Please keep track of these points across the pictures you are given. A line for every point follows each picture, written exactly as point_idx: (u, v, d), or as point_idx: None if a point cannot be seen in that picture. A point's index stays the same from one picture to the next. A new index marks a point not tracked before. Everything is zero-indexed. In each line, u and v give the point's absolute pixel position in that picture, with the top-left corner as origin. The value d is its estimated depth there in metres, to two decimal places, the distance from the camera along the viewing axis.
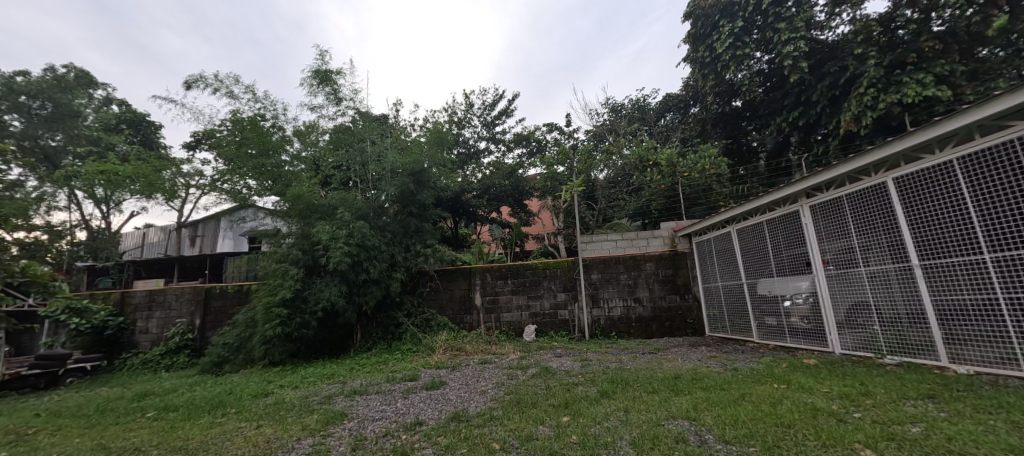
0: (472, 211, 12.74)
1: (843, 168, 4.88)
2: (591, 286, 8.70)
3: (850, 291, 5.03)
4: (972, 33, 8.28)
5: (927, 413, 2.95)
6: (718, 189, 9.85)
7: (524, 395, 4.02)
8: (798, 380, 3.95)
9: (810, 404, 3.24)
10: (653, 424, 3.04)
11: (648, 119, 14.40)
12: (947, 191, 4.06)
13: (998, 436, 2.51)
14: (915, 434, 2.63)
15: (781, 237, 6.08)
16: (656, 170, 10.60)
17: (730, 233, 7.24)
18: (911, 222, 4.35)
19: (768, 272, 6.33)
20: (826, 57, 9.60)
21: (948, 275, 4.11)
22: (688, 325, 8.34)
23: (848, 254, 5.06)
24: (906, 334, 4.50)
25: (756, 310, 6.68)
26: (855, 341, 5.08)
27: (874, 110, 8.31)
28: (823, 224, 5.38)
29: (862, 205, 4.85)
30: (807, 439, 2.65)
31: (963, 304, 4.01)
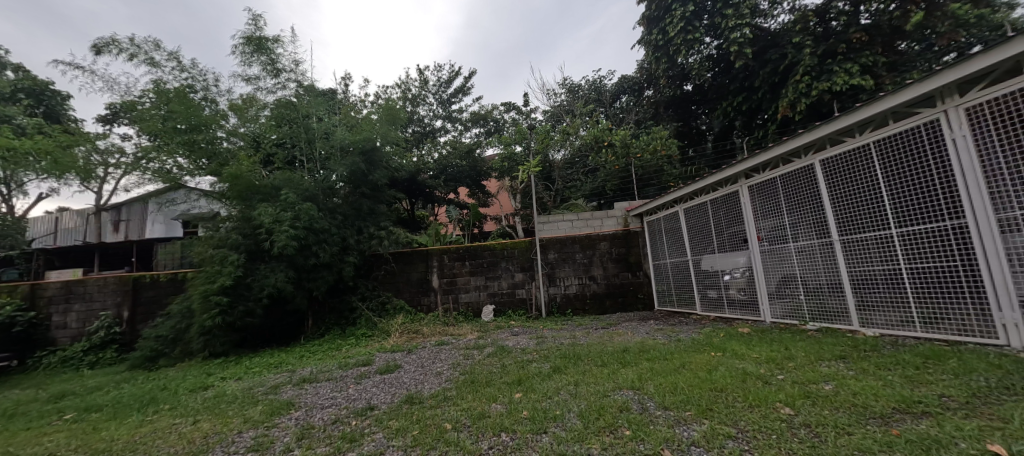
0: (428, 192, 12.49)
1: (778, 149, 5.27)
2: (548, 265, 8.87)
3: (782, 264, 5.50)
4: (894, 27, 9.00)
5: (839, 373, 3.29)
6: (668, 170, 10.31)
7: (479, 374, 4.09)
8: (732, 348, 4.30)
9: (741, 369, 3.52)
10: (600, 395, 3.19)
11: (604, 100, 14.52)
12: (863, 172, 4.46)
13: (894, 389, 2.85)
14: (827, 391, 2.93)
15: (722, 216, 6.48)
16: (610, 151, 10.87)
17: (678, 213, 7.62)
18: (833, 200, 4.78)
19: (711, 248, 6.75)
20: (768, 45, 10.10)
21: (861, 249, 4.56)
22: (639, 300, 8.76)
23: (781, 231, 5.49)
24: (826, 302, 4.99)
25: (700, 285, 7.14)
26: (783, 309, 5.60)
27: (808, 96, 8.92)
28: (759, 203, 5.80)
29: (793, 185, 5.27)
30: (736, 401, 2.88)
31: (874, 274, 4.47)
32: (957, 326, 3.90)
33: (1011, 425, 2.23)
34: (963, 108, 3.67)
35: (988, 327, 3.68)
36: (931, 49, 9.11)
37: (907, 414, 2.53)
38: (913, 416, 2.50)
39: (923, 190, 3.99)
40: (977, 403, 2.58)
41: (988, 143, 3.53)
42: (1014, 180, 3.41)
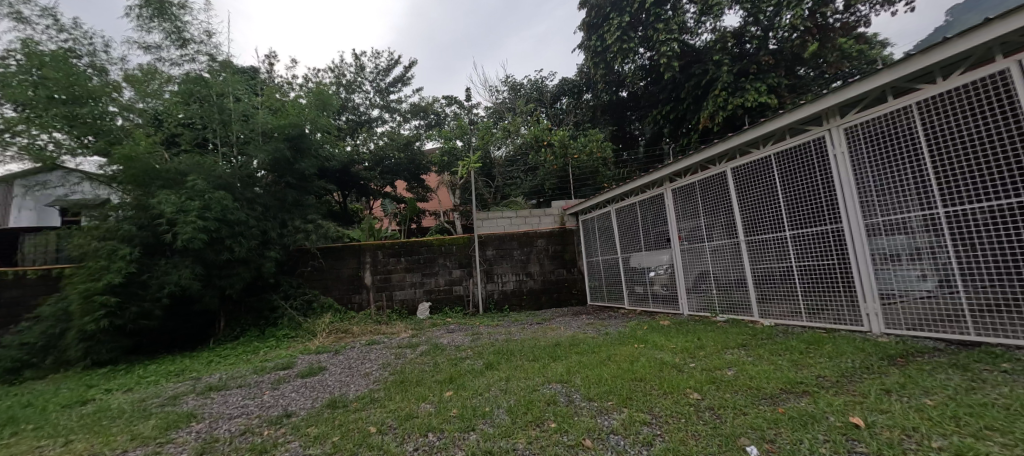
0: (362, 184, 11.93)
1: (698, 157, 5.79)
2: (486, 262, 8.87)
3: (698, 261, 6.05)
4: (795, 53, 10.09)
5: (740, 359, 3.66)
6: (603, 172, 10.76)
7: (410, 373, 4.00)
8: (652, 339, 4.61)
9: (660, 359, 3.79)
10: (529, 390, 3.26)
11: (545, 100, 14.81)
12: (765, 180, 5.05)
13: (784, 372, 3.24)
14: (731, 377, 3.24)
15: (649, 217, 6.96)
16: (549, 151, 11.14)
17: (610, 213, 8.02)
18: (742, 204, 5.35)
19: (638, 246, 7.23)
20: (693, 60, 10.92)
21: (762, 248, 5.13)
22: (573, 296, 9.08)
23: (698, 231, 6.04)
24: (734, 295, 5.56)
25: (628, 280, 7.58)
26: (698, 303, 6.15)
27: (724, 110, 9.79)
28: (681, 205, 6.34)
29: (710, 190, 5.83)
30: (653, 389, 3.10)
31: (771, 271, 5.05)
32: (832, 316, 4.50)
33: (869, 399, 2.62)
34: (843, 128, 4.26)
35: (855, 317, 4.28)
36: (823, 76, 10.42)
37: (791, 394, 2.88)
38: (796, 394, 2.86)
39: (810, 198, 4.58)
40: (844, 382, 3.00)
41: (859, 159, 4.13)
42: (876, 191, 4.01)
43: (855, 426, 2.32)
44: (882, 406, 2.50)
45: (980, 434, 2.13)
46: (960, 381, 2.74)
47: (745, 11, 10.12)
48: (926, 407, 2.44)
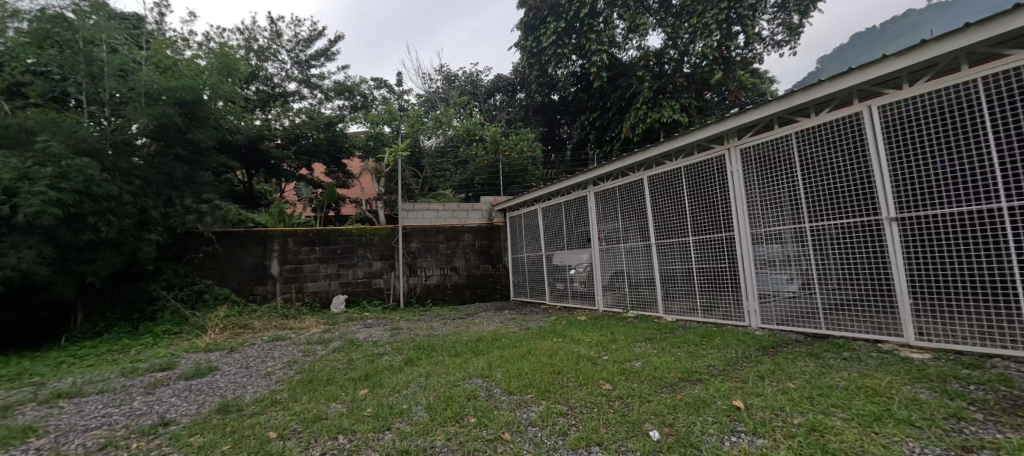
0: (273, 164, 10.86)
1: (620, 163, 6.18)
2: (409, 254, 8.58)
3: (614, 261, 6.46)
4: (702, 79, 10.83)
5: (647, 352, 3.97)
6: (532, 171, 10.97)
7: (320, 372, 3.72)
8: (571, 334, 4.80)
9: (578, 352, 3.95)
10: (449, 385, 3.20)
11: (479, 94, 14.72)
12: (675, 189, 5.54)
13: (684, 363, 3.55)
14: (638, 368, 3.48)
15: (573, 217, 7.28)
16: (480, 145, 11.21)
17: (536, 211, 8.22)
18: (654, 210, 5.82)
19: (561, 245, 7.52)
20: (620, 72, 11.56)
21: (669, 251, 5.61)
22: (497, 291, 9.16)
23: (616, 233, 6.44)
24: (643, 293, 6.02)
25: (550, 277, 7.85)
26: (613, 300, 6.56)
27: (643, 122, 10.53)
28: (602, 207, 6.72)
29: (628, 195, 6.26)
30: (569, 381, 3.21)
31: (675, 272, 5.54)
32: (722, 313, 5.07)
33: (747, 385, 2.96)
34: (740, 150, 4.81)
35: (740, 314, 4.87)
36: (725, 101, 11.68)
37: (687, 382, 3.16)
38: (690, 382, 3.14)
39: (710, 208, 5.11)
40: (729, 370, 3.37)
41: (751, 177, 4.71)
42: (763, 205, 4.60)
43: (736, 409, 2.60)
44: (757, 390, 2.84)
45: (830, 412, 2.49)
46: (814, 367, 3.23)
47: (666, 34, 10.86)
48: (790, 390, 2.81)
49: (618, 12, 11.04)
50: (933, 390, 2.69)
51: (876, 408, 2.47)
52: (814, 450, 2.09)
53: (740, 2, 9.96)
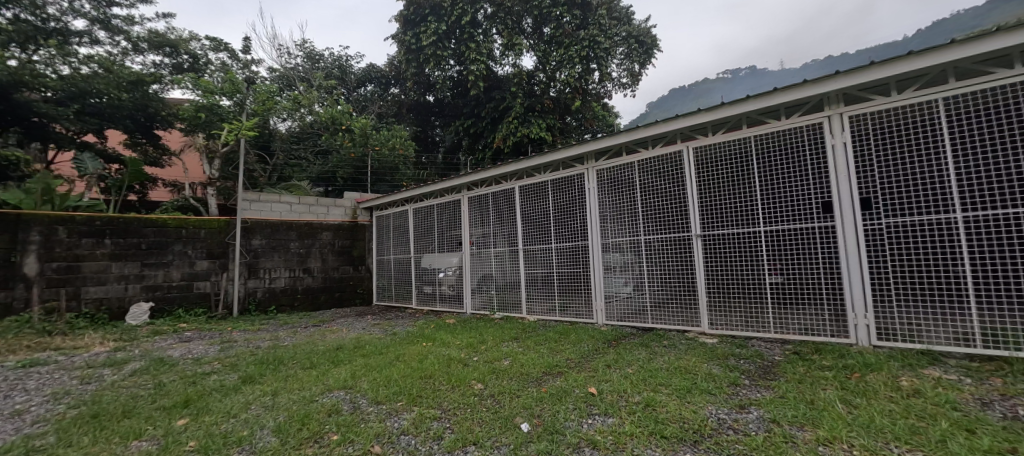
0: (44, 126, 8.25)
1: (493, 171, 6.41)
2: (250, 253, 7.36)
3: (483, 265, 6.63)
4: (563, 106, 11.99)
5: (513, 350, 4.14)
6: (403, 170, 10.60)
7: (115, 402, 2.89)
8: (441, 337, 4.73)
9: (448, 355, 3.91)
10: (304, 402, 2.81)
11: (347, 82, 13.63)
12: (542, 200, 5.97)
13: (542, 359, 3.83)
14: (507, 365, 3.61)
15: (444, 220, 7.27)
16: (346, 136, 10.33)
17: (406, 212, 7.95)
18: (522, 217, 6.19)
19: (432, 248, 7.44)
20: (495, 85, 12.02)
21: (533, 256, 6.01)
22: (358, 295, 8.55)
23: (486, 238, 6.62)
24: (509, 295, 6.31)
25: (417, 280, 7.67)
26: (480, 302, 6.71)
27: (514, 136, 11.15)
28: (474, 212, 6.84)
29: (499, 201, 6.51)
30: (441, 384, 3.14)
31: (538, 275, 5.96)
32: (575, 312, 5.63)
33: (596, 373, 3.31)
34: (596, 170, 5.44)
35: (589, 312, 5.47)
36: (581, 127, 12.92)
37: (549, 375, 3.38)
38: (551, 375, 3.37)
39: (569, 218, 5.66)
40: (583, 361, 3.71)
41: (603, 193, 5.36)
42: (611, 218, 5.27)
43: (591, 395, 2.85)
44: (605, 377, 3.18)
45: (656, 389, 2.88)
46: (645, 355, 3.79)
47: (537, 57, 11.70)
48: (630, 375, 3.22)
49: (497, 27, 11.43)
50: (720, 366, 3.37)
51: (688, 382, 2.93)
52: (648, 422, 2.36)
53: (598, 43, 11.18)
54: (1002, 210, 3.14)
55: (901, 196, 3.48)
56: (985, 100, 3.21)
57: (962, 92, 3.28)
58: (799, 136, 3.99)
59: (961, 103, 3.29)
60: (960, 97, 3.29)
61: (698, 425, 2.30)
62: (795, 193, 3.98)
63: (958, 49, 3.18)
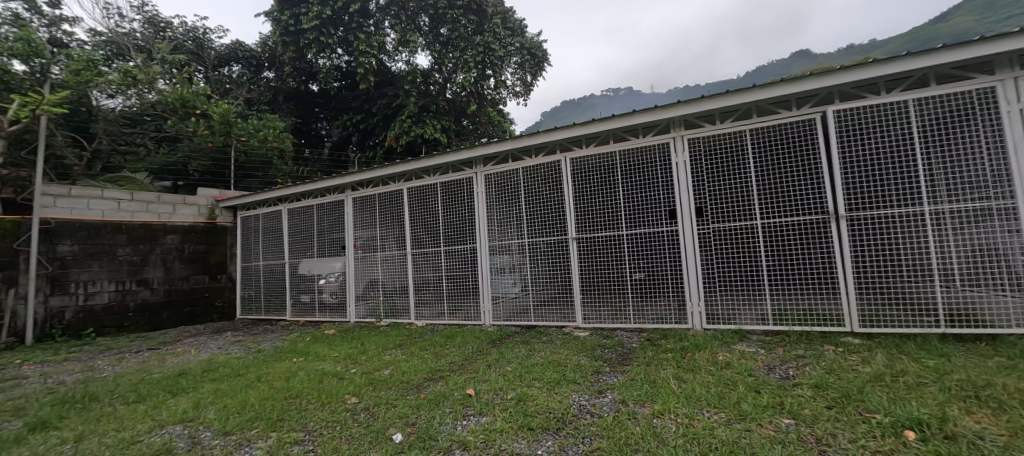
0: None
1: (380, 172, 6.12)
2: (56, 261, 5.83)
3: (369, 269, 6.29)
4: (459, 110, 12.13)
5: (396, 358, 4.00)
6: (278, 165, 9.57)
7: None
8: (315, 351, 4.35)
9: (321, 370, 3.61)
10: (122, 445, 2.34)
11: (205, 59, 11.76)
12: (431, 202, 5.89)
13: (425, 364, 3.77)
14: (387, 375, 3.48)
15: (325, 222, 6.72)
16: (203, 123, 8.87)
17: (280, 212, 7.17)
18: (411, 220, 6.02)
19: (310, 252, 6.83)
20: (387, 80, 11.52)
21: (423, 259, 5.89)
22: (216, 309, 7.43)
23: (373, 241, 6.31)
24: (397, 301, 6.07)
25: (293, 288, 6.96)
26: (365, 310, 6.34)
27: (408, 135, 10.77)
28: (359, 214, 6.46)
29: (386, 203, 6.25)
30: (309, 403, 2.88)
31: (427, 278, 5.85)
32: (464, 315, 5.63)
33: (476, 373, 3.38)
34: (484, 175, 5.56)
35: (478, 314, 5.54)
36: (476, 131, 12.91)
37: (431, 380, 3.35)
38: (434, 380, 3.35)
39: (459, 221, 5.68)
40: (466, 363, 3.76)
41: (491, 197, 5.50)
42: (499, 221, 5.43)
43: (468, 396, 2.90)
44: (484, 377, 3.27)
45: (530, 384, 3.05)
46: (524, 352, 3.98)
47: (433, 55, 11.40)
48: (509, 372, 3.35)
49: (389, 20, 11.07)
50: (588, 356, 3.69)
51: (558, 374, 3.17)
52: (518, 416, 2.50)
53: (492, 51, 11.33)
54: (786, 217, 4.00)
55: (724, 206, 4.26)
56: (777, 132, 4.08)
57: (763, 126, 4.13)
58: (653, 152, 4.60)
59: (762, 133, 4.13)
60: (762, 128, 4.14)
61: (562, 414, 2.51)
62: (651, 201, 4.58)
63: (760, 91, 4.00)
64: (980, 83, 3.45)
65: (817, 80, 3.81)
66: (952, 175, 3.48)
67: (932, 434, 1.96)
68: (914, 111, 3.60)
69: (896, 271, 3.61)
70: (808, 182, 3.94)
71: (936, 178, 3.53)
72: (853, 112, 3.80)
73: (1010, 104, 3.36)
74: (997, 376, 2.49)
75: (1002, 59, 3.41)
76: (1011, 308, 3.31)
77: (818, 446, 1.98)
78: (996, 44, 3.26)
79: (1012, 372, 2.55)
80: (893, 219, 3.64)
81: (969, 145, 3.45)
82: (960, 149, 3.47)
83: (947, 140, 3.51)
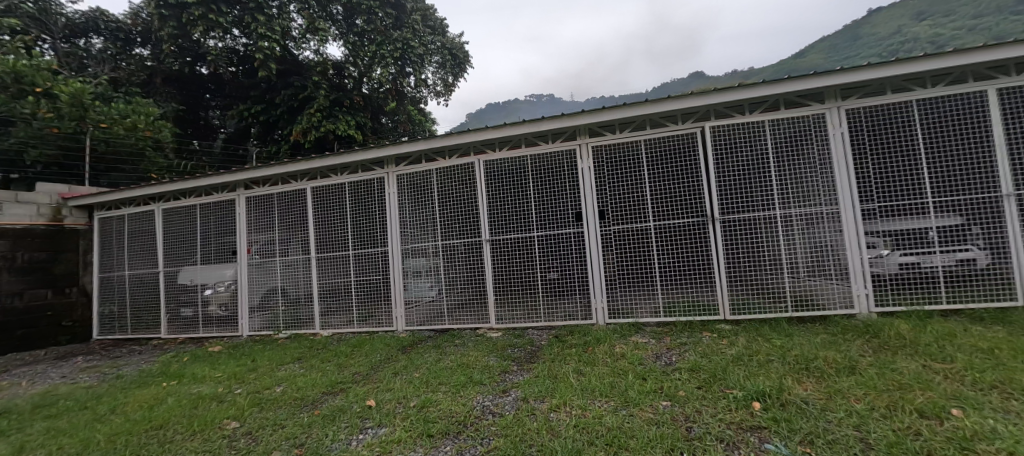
0: None
1: (280, 169, 5.60)
2: None
3: (266, 277, 5.72)
4: (375, 105, 11.35)
5: (292, 373, 3.68)
6: (153, 158, 8.36)
7: None
8: (191, 373, 3.90)
9: (196, 394, 3.27)
10: None
11: (53, 28, 9.76)
12: (338, 203, 5.54)
13: (326, 376, 3.53)
14: (279, 393, 3.21)
15: (212, 225, 5.99)
16: (44, 103, 7.01)
17: (154, 213, 6.23)
18: (315, 222, 5.61)
19: (192, 259, 6.04)
20: (292, 69, 10.55)
21: (328, 264, 5.52)
22: (64, 331, 6.22)
23: (270, 245, 5.75)
24: (299, 310, 5.60)
25: (170, 302, 6.11)
26: (261, 322, 5.76)
27: (317, 130, 9.95)
28: (253, 215, 5.85)
29: (286, 203, 5.75)
30: (177, 433, 2.61)
31: (334, 284, 5.49)
32: (375, 321, 5.36)
33: (381, 383, 3.25)
34: (396, 175, 5.37)
35: (389, 320, 5.31)
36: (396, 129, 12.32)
37: (329, 394, 3.15)
38: (332, 393, 3.16)
39: (368, 223, 5.42)
40: (371, 373, 3.58)
41: (403, 198, 5.33)
42: (411, 224, 5.28)
43: (368, 408, 2.78)
44: (390, 385, 3.15)
45: (436, 389, 3.02)
46: (435, 356, 3.92)
47: (347, 47, 10.63)
48: (415, 378, 3.27)
49: (296, 5, 10.11)
50: (498, 356, 3.75)
51: (464, 377, 3.17)
52: (418, 424, 2.45)
53: (412, 48, 10.96)
54: (673, 219, 4.45)
55: (623, 209, 4.61)
56: (666, 142, 4.52)
57: (655, 137, 4.55)
58: (561, 157, 4.83)
59: (654, 143, 4.55)
60: (654, 139, 4.55)
61: (464, 416, 2.52)
62: (559, 204, 4.79)
63: (651, 105, 4.41)
64: (816, 110, 4.17)
65: (697, 98, 4.30)
66: (797, 183, 4.16)
67: (772, 403, 2.32)
68: (769, 130, 4.24)
69: (757, 265, 4.20)
70: (690, 187, 4.42)
71: (787, 186, 4.18)
72: (726, 128, 4.36)
73: (835, 128, 4.11)
74: (823, 350, 3.01)
75: (830, 91, 4.16)
76: (838, 293, 4.04)
77: (687, 423, 2.22)
78: (825, 79, 3.97)
79: (833, 346, 3.11)
80: (754, 221, 4.23)
81: (808, 160, 4.15)
82: (802, 163, 4.16)
83: (793, 154, 4.18)
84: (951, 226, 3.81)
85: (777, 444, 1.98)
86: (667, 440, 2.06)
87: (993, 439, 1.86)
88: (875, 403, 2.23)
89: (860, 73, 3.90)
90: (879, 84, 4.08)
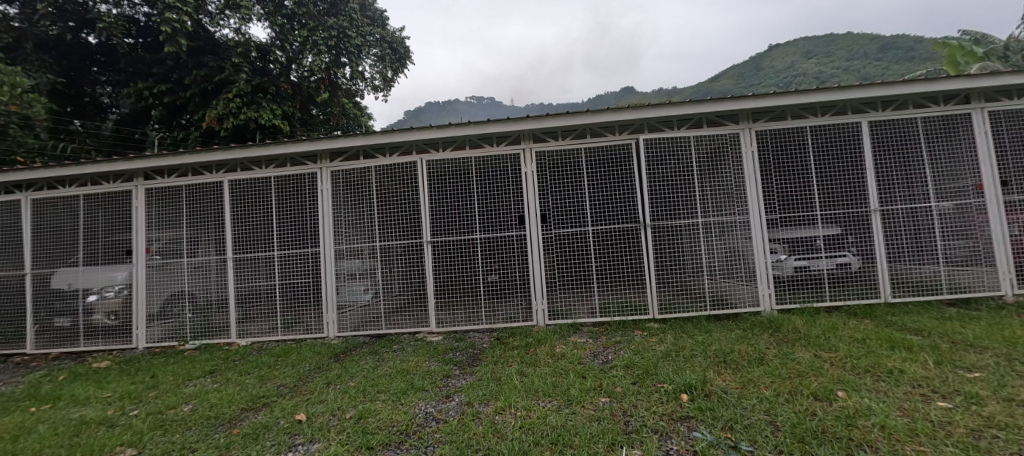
0: None
1: (193, 159, 5.00)
2: None
3: (170, 281, 5.07)
4: (305, 95, 10.57)
5: (204, 389, 3.28)
6: (19, 139, 7.00)
7: None
8: (72, 393, 3.33)
9: (80, 418, 2.81)
10: None
11: None
12: (261, 199, 5.07)
13: (246, 390, 3.20)
14: (187, 413, 2.84)
15: (101, 220, 5.17)
16: None
17: (21, 203, 5.22)
18: (233, 219, 5.09)
19: (72, 260, 5.16)
20: (207, 48, 9.46)
21: (248, 266, 5.02)
22: None
23: (176, 245, 5.11)
24: (212, 318, 5.02)
25: (39, 311, 5.16)
26: (162, 331, 5.09)
27: (235, 117, 9.04)
28: (156, 210, 5.16)
29: (198, 198, 5.14)
30: None
31: (255, 289, 5.01)
32: (303, 328, 4.98)
33: (313, 394, 3.02)
34: (330, 171, 5.05)
35: (319, 326, 4.97)
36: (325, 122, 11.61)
37: (251, 410, 2.87)
38: (255, 410, 2.87)
39: (296, 222, 5.04)
40: (300, 385, 3.30)
41: (338, 195, 5.03)
42: (347, 223, 5.00)
43: (298, 422, 2.57)
44: (321, 397, 2.94)
45: (375, 397, 2.88)
46: (372, 363, 3.73)
47: (274, 30, 9.70)
48: (351, 388, 3.09)
49: None
50: (439, 361, 3.66)
51: (405, 383, 3.06)
52: (357, 437, 2.32)
53: (349, 37, 10.35)
54: (609, 224, 4.70)
55: (564, 214, 4.76)
56: (605, 152, 4.75)
57: (594, 146, 4.76)
58: (505, 160, 4.86)
59: (593, 152, 4.76)
60: (594, 148, 4.76)
61: (406, 425, 2.43)
62: (502, 207, 4.83)
63: (591, 115, 4.63)
64: (732, 129, 4.66)
65: (633, 111, 4.59)
66: (716, 194, 4.60)
67: (697, 394, 2.54)
68: (694, 144, 4.65)
69: (681, 268, 4.58)
70: (624, 195, 4.70)
71: (709, 196, 4.60)
72: (658, 141, 4.70)
73: (747, 146, 4.62)
74: (737, 344, 3.36)
75: (745, 113, 4.68)
76: (747, 293, 4.53)
77: (625, 417, 2.36)
78: (741, 102, 4.46)
79: (745, 340, 3.49)
80: (679, 228, 4.61)
81: (725, 174, 4.62)
82: (720, 176, 4.62)
83: (712, 168, 4.64)
84: (833, 235, 4.44)
85: (704, 432, 2.17)
86: (609, 435, 2.16)
87: (869, 415, 2.19)
88: (780, 389, 2.54)
89: (768, 99, 4.44)
90: (782, 110, 4.68)
